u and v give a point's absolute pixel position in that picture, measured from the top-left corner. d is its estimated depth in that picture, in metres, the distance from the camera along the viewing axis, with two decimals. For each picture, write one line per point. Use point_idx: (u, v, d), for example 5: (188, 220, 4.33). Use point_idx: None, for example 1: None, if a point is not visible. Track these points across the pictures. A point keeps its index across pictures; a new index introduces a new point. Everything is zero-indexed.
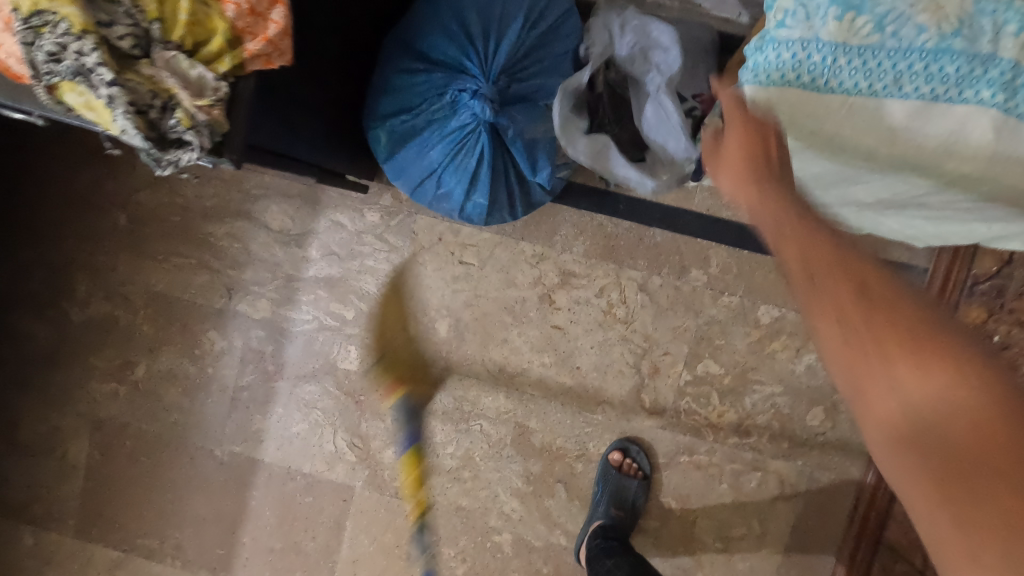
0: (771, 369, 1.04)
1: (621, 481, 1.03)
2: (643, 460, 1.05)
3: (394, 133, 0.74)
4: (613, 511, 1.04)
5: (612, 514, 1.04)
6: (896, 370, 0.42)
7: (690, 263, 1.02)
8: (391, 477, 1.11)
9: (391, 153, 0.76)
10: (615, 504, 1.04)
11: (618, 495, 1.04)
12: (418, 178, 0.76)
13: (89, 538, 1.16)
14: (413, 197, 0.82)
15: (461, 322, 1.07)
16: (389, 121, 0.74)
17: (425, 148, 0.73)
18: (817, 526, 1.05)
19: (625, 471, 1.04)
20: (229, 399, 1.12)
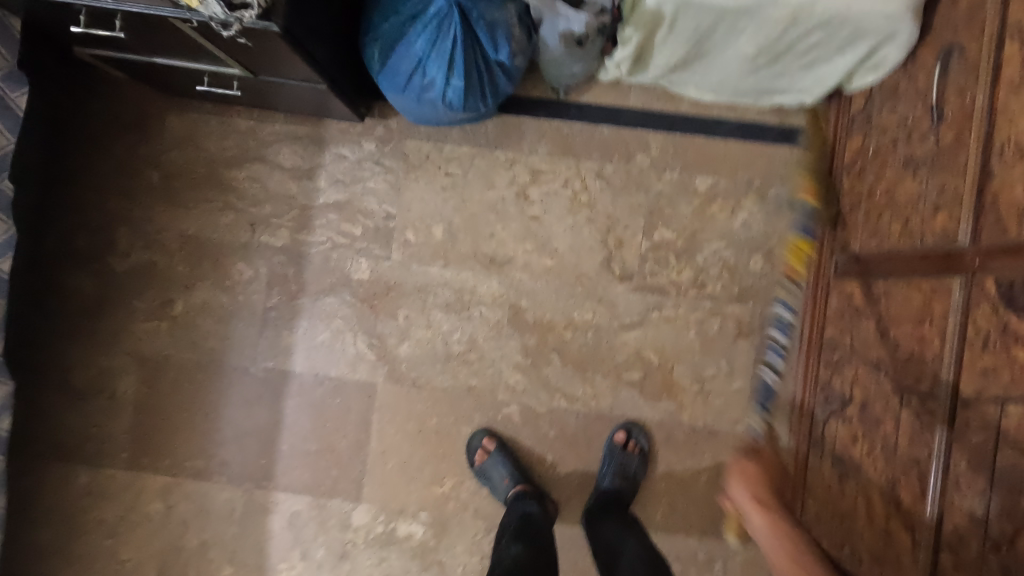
0: (714, 228, 1.25)
1: (623, 456, 1.22)
2: (643, 439, 1.24)
3: (387, 40, 0.97)
4: (617, 480, 1.22)
5: (617, 485, 1.22)
6: None
7: (634, 150, 1.25)
8: (408, 368, 1.27)
9: (384, 59, 1.00)
10: (618, 475, 1.22)
11: (621, 467, 1.22)
12: (408, 73, 0.99)
13: (141, 468, 1.29)
14: (406, 98, 1.05)
15: (453, 225, 1.26)
16: (382, 31, 0.97)
17: (411, 42, 0.95)
18: (774, 355, 1.24)
19: (628, 450, 1.23)
20: (259, 319, 1.28)
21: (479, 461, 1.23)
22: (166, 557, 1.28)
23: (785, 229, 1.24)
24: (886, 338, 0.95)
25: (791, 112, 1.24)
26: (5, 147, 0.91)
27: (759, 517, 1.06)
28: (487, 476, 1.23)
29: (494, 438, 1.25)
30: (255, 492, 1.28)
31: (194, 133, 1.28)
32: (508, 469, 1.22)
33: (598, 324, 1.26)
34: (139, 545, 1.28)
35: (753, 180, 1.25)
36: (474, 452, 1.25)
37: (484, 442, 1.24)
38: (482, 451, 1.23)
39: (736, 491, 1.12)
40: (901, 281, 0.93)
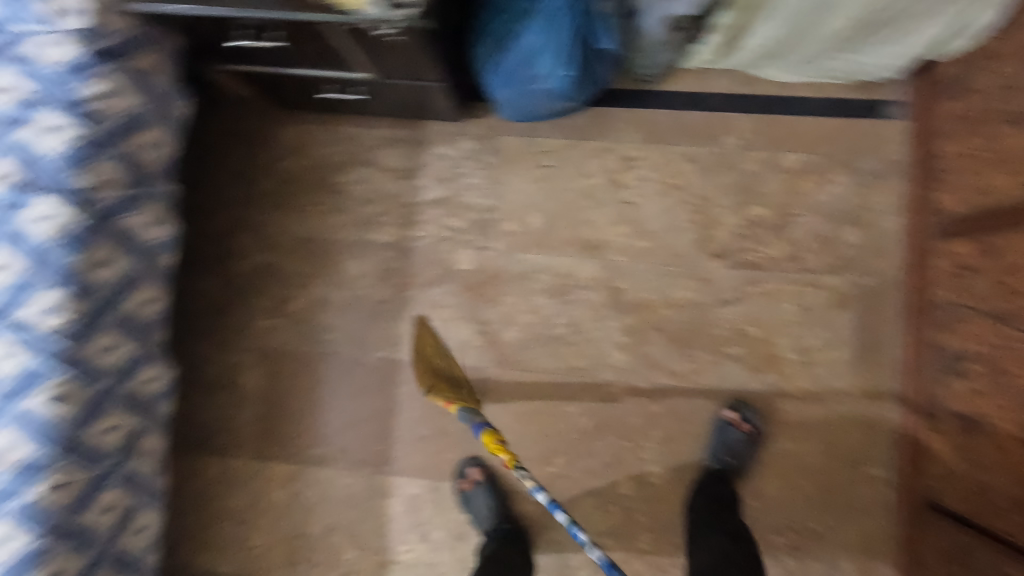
0: (805, 203, 1.29)
1: (732, 437, 1.25)
2: (753, 420, 1.27)
3: (499, 40, 1.06)
4: (725, 457, 1.26)
5: (723, 461, 1.26)
6: None
7: (722, 132, 1.31)
8: (514, 351, 1.33)
9: (495, 58, 1.08)
10: (726, 452, 1.26)
11: (728, 445, 1.26)
12: (519, 69, 1.07)
13: (269, 458, 1.37)
14: (511, 93, 1.13)
15: (550, 213, 1.33)
16: (493, 32, 1.06)
17: (526, 39, 1.04)
18: (874, 323, 1.26)
19: (738, 429, 1.26)
20: (371, 312, 1.36)
21: (464, 489, 1.31)
22: (292, 541, 1.36)
23: (877, 199, 1.27)
24: (1000, 287, 0.98)
25: (875, 87, 1.28)
26: (169, 152, 1.01)
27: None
28: (470, 504, 1.30)
29: (481, 468, 1.32)
30: (374, 476, 1.35)
31: (305, 143, 1.38)
32: (490, 501, 1.29)
33: (696, 300, 1.30)
34: (269, 530, 1.36)
35: (842, 154, 1.28)
36: (459, 479, 1.32)
37: (472, 470, 1.31)
38: (469, 479, 1.31)
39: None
40: (1011, 231, 0.96)
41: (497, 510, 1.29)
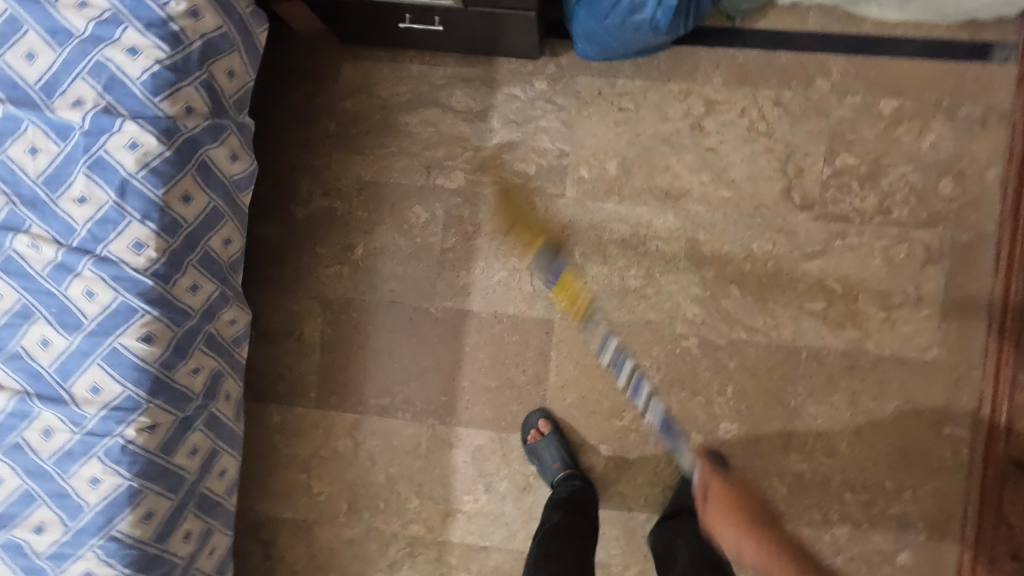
0: (899, 152, 1.22)
1: None
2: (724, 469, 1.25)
3: None
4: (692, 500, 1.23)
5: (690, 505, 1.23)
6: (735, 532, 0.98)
7: (814, 75, 1.23)
8: (586, 304, 1.29)
9: None
10: (694, 497, 1.24)
11: (697, 491, 1.24)
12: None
13: (332, 406, 1.35)
14: (606, 29, 1.10)
15: (627, 159, 1.27)
16: None
17: None
18: (965, 280, 1.21)
19: None
20: (437, 260, 1.32)
21: (533, 440, 1.28)
22: (356, 490, 1.35)
23: (977, 148, 1.20)
24: None
25: (983, 27, 1.20)
26: (247, 83, 0.94)
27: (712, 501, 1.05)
28: (538, 456, 1.27)
29: (549, 421, 1.29)
30: (439, 426, 1.33)
31: (368, 81, 1.32)
32: (559, 454, 1.25)
33: (779, 253, 1.25)
34: (332, 478, 1.36)
35: (942, 100, 1.21)
36: (527, 431, 1.29)
37: (540, 422, 1.28)
38: (537, 431, 1.28)
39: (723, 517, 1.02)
40: None
41: (569, 460, 1.26)
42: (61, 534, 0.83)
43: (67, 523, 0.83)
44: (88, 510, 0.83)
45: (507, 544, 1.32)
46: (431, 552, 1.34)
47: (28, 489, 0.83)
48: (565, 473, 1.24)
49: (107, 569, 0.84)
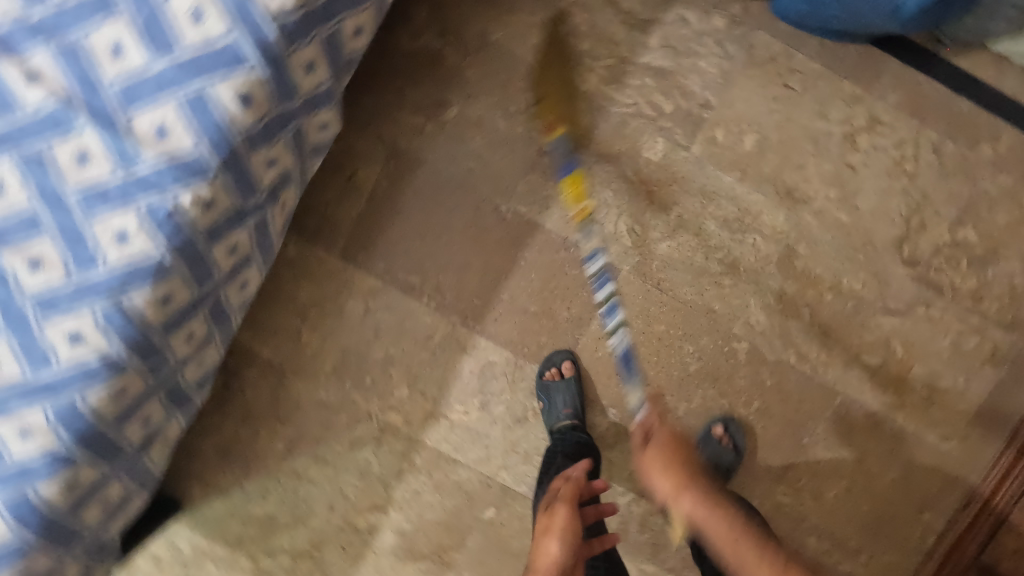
0: (1019, 248, 1.18)
1: (718, 449, 1.19)
2: (739, 437, 1.21)
3: None
4: (709, 466, 1.18)
5: (707, 472, 1.17)
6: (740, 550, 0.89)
7: (983, 137, 1.16)
8: (659, 268, 1.20)
9: None
10: (711, 463, 1.18)
11: (714, 457, 1.18)
12: None
13: (355, 262, 1.22)
14: None
15: (766, 140, 1.17)
16: None
17: None
18: (1013, 391, 1.21)
19: (723, 444, 1.20)
20: (529, 159, 1.19)
21: (549, 377, 1.21)
22: (347, 357, 1.25)
23: None
24: None
25: None
26: None
27: (550, 540, 0.88)
28: (549, 396, 1.20)
29: (574, 365, 1.22)
30: (459, 326, 1.23)
31: None
32: (573, 401, 1.20)
33: (863, 297, 1.20)
34: (327, 335, 1.24)
35: None
36: (546, 368, 1.22)
37: (563, 363, 1.22)
38: (557, 370, 1.21)
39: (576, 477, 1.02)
40: None
41: (578, 410, 1.20)
42: (60, 281, 0.68)
43: (71, 272, 0.68)
44: (102, 267, 0.68)
45: (479, 465, 1.27)
46: (400, 446, 1.27)
47: (37, 214, 0.67)
48: (572, 423, 1.19)
49: (101, 339, 0.69)
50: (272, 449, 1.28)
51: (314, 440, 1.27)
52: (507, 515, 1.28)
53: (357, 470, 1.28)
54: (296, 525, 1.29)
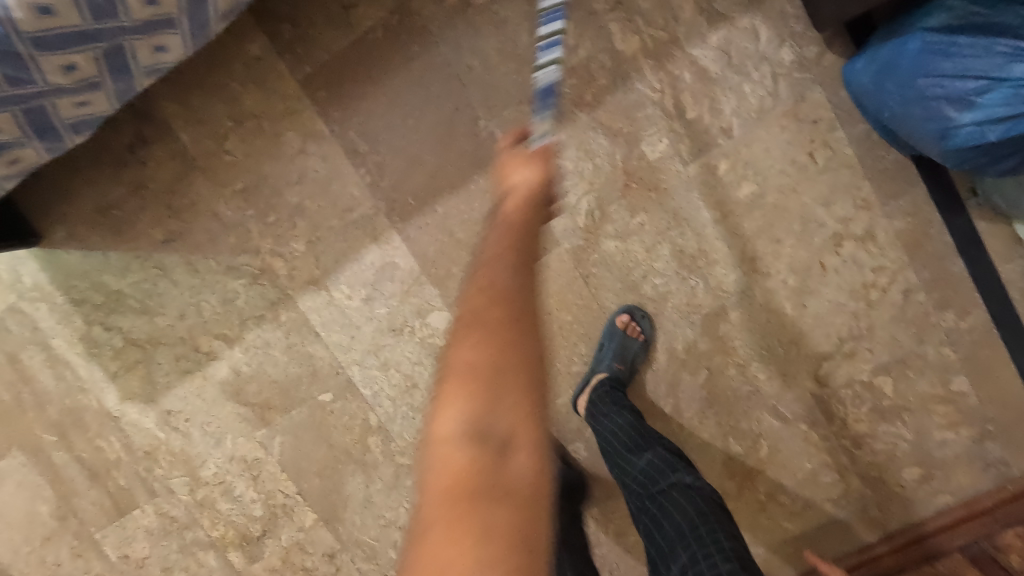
0: (918, 419, 1.17)
1: (624, 341, 1.13)
2: (646, 327, 1.15)
3: (949, 27, 0.81)
4: (616, 365, 1.13)
5: (615, 369, 1.14)
6: (466, 399, 0.54)
7: (953, 304, 1.11)
8: (595, 262, 1.15)
9: (919, 48, 0.83)
10: (618, 359, 1.13)
11: (622, 351, 1.13)
12: (944, 75, 0.82)
13: (312, 98, 1.14)
14: (899, 96, 0.88)
15: (759, 198, 1.10)
16: (954, 14, 0.81)
17: (990, 50, 0.78)
18: (835, 535, 1.23)
19: (628, 333, 1.14)
20: (531, 89, 1.10)
21: None
22: (262, 184, 1.17)
23: (961, 473, 1.18)
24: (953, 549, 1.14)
25: None
26: None
27: (527, 456, 0.52)
28: None
29: None
30: (382, 215, 1.17)
31: None
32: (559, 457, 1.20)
33: (760, 387, 1.18)
34: (252, 153, 1.16)
35: (990, 421, 1.16)
36: None
37: None
38: None
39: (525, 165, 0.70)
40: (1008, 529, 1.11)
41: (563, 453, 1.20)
42: None
43: None
44: None
45: (336, 350, 1.24)
46: (271, 294, 1.22)
47: None
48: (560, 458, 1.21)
49: None
50: (150, 233, 1.22)
51: (194, 245, 1.21)
52: (339, 406, 1.27)
53: (221, 294, 1.23)
54: (142, 313, 1.26)
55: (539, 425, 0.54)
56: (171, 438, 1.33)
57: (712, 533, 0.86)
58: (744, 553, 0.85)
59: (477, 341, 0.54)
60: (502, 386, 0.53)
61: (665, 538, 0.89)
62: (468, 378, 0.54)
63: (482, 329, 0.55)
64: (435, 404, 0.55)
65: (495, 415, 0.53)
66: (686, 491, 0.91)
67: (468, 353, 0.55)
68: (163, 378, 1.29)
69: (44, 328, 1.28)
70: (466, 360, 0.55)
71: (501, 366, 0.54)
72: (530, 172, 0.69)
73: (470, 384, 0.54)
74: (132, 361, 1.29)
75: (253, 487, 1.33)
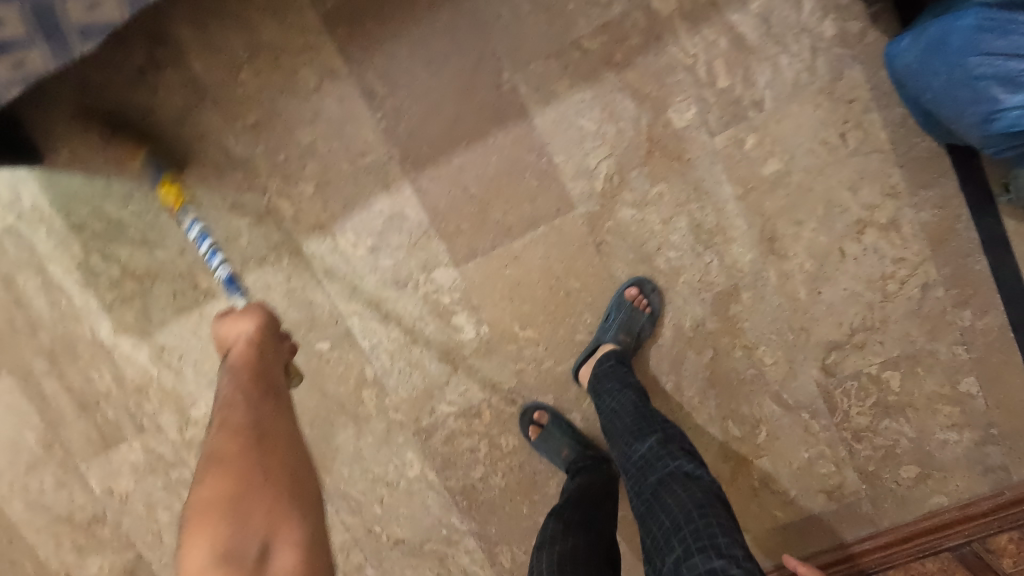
0: (921, 418, 1.15)
1: (632, 313, 1.11)
2: (655, 300, 1.13)
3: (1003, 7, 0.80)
4: (621, 336, 1.12)
5: (620, 341, 1.12)
6: (257, 503, 0.65)
7: (971, 304, 1.09)
8: (609, 230, 1.12)
9: (971, 24, 0.80)
10: (623, 331, 1.12)
11: (628, 323, 1.11)
12: (997, 54, 0.79)
13: (333, 35, 1.10)
14: (942, 75, 0.84)
15: (785, 177, 1.06)
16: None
17: None
18: (825, 527, 1.22)
19: (637, 305, 1.12)
20: (560, 44, 1.06)
21: (533, 435, 1.20)
22: (274, 121, 1.14)
23: (958, 476, 1.16)
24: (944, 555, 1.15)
25: None
26: None
27: (290, 550, 0.63)
28: (545, 449, 1.19)
29: (545, 412, 1.22)
30: (395, 163, 1.13)
31: None
32: (571, 444, 1.19)
33: (764, 372, 1.16)
34: (267, 88, 1.13)
35: (995, 425, 1.14)
36: (524, 426, 1.22)
37: (535, 415, 1.22)
38: (535, 424, 1.21)
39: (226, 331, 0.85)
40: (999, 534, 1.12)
41: (578, 443, 1.19)
42: None
43: None
44: None
45: (337, 298, 1.22)
46: (275, 235, 1.19)
47: None
48: (573, 457, 1.18)
49: None
50: None
51: (200, 178, 1.18)
52: (336, 356, 1.25)
53: (223, 232, 1.20)
54: (142, 245, 1.23)
55: (297, 522, 0.66)
56: (163, 375, 1.31)
57: (707, 526, 0.81)
58: (742, 551, 0.79)
59: (219, 475, 0.67)
60: (252, 483, 0.67)
61: (659, 527, 0.85)
62: (225, 487, 0.66)
63: (250, 475, 0.67)
64: (185, 541, 0.64)
65: (245, 536, 0.63)
66: (684, 481, 0.88)
67: (217, 484, 0.67)
68: (160, 314, 1.27)
69: (41, 252, 1.25)
70: (216, 488, 0.66)
71: (282, 466, 0.69)
72: (244, 324, 0.83)
73: (264, 502, 0.66)
74: (128, 294, 1.26)
75: None
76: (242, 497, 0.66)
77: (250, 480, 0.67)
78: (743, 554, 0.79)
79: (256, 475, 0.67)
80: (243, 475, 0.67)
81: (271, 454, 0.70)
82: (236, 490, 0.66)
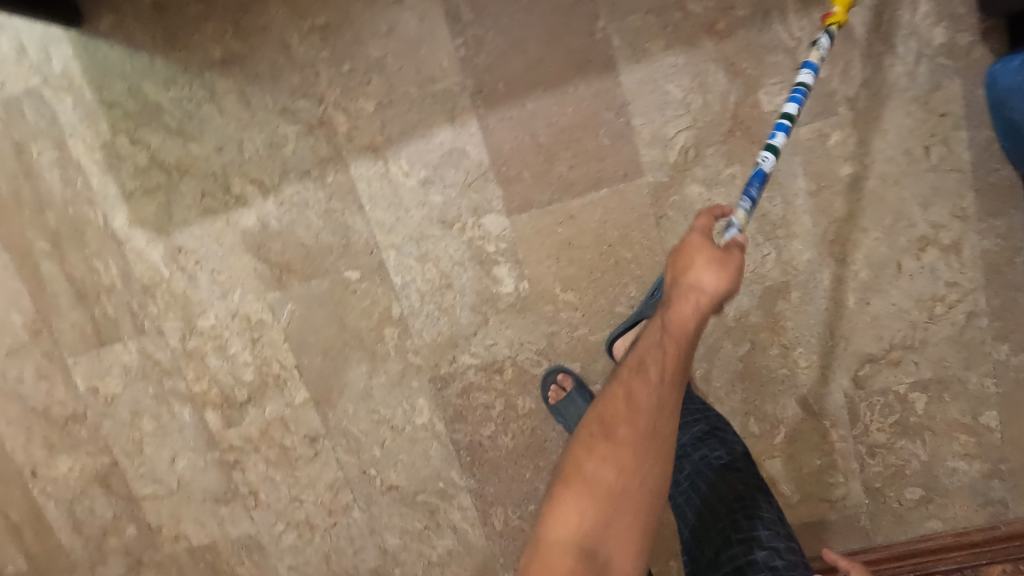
0: (936, 442, 1.16)
1: None
2: None
3: None
4: None
5: None
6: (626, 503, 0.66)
7: (1010, 338, 1.09)
8: (672, 204, 1.08)
9: None
10: None
11: None
12: None
13: None
14: None
15: (859, 180, 1.05)
16: None
17: None
18: (821, 535, 1.22)
19: None
20: (664, 2, 1.03)
21: (553, 398, 1.16)
22: (353, 28, 1.09)
23: (961, 507, 1.17)
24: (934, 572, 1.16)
25: None
26: None
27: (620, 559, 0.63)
28: (563, 415, 1.14)
29: (567, 376, 1.16)
30: (466, 95, 1.09)
31: None
32: None
33: (796, 374, 1.15)
34: None
35: (1005, 462, 1.14)
36: (545, 387, 1.17)
37: (558, 378, 1.16)
38: (557, 387, 1.16)
39: (710, 270, 0.74)
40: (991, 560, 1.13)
41: None
42: None
43: None
44: None
45: (376, 228, 1.16)
46: (324, 150, 1.13)
47: None
48: None
49: None
50: (212, 48, 1.11)
51: (258, 74, 1.11)
52: (364, 288, 1.19)
53: (270, 136, 1.13)
54: (178, 136, 1.15)
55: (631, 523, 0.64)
56: (174, 278, 1.23)
57: (748, 519, 0.79)
58: (782, 544, 0.78)
59: (603, 477, 0.66)
60: (615, 515, 0.65)
61: (699, 516, 0.83)
62: (606, 460, 0.67)
63: (593, 469, 0.68)
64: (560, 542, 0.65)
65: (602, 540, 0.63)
66: (725, 473, 0.84)
67: (608, 465, 0.67)
68: (181, 213, 1.19)
69: (63, 122, 1.16)
70: (603, 483, 0.66)
71: (610, 515, 0.64)
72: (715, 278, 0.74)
73: (606, 526, 0.64)
74: (152, 185, 1.18)
75: (249, 349, 1.25)
76: (614, 489, 0.65)
77: (607, 494, 0.65)
78: (785, 548, 0.77)
79: (612, 432, 0.69)
80: (624, 465, 0.66)
81: (615, 445, 0.68)
82: (603, 514, 0.64)
